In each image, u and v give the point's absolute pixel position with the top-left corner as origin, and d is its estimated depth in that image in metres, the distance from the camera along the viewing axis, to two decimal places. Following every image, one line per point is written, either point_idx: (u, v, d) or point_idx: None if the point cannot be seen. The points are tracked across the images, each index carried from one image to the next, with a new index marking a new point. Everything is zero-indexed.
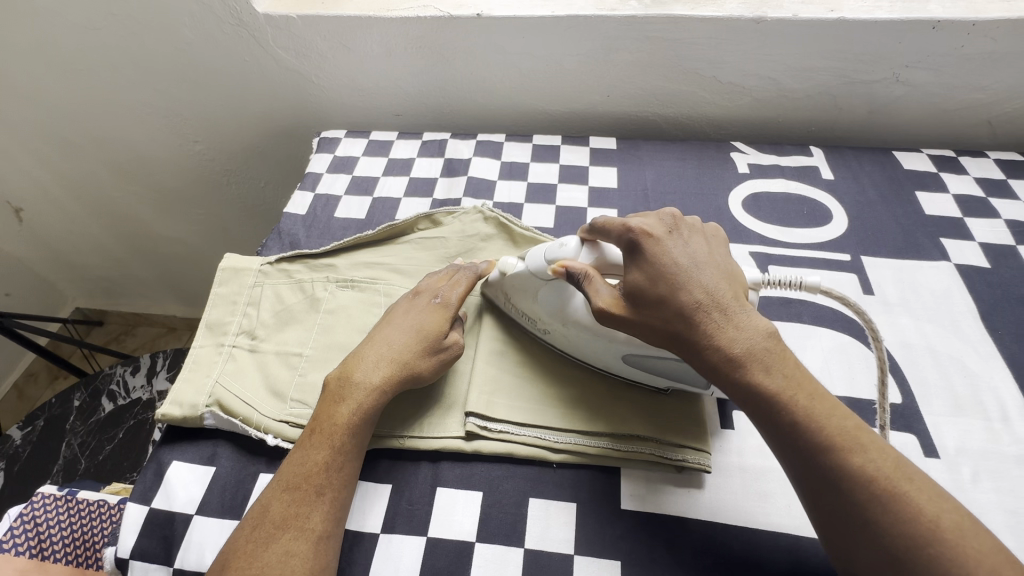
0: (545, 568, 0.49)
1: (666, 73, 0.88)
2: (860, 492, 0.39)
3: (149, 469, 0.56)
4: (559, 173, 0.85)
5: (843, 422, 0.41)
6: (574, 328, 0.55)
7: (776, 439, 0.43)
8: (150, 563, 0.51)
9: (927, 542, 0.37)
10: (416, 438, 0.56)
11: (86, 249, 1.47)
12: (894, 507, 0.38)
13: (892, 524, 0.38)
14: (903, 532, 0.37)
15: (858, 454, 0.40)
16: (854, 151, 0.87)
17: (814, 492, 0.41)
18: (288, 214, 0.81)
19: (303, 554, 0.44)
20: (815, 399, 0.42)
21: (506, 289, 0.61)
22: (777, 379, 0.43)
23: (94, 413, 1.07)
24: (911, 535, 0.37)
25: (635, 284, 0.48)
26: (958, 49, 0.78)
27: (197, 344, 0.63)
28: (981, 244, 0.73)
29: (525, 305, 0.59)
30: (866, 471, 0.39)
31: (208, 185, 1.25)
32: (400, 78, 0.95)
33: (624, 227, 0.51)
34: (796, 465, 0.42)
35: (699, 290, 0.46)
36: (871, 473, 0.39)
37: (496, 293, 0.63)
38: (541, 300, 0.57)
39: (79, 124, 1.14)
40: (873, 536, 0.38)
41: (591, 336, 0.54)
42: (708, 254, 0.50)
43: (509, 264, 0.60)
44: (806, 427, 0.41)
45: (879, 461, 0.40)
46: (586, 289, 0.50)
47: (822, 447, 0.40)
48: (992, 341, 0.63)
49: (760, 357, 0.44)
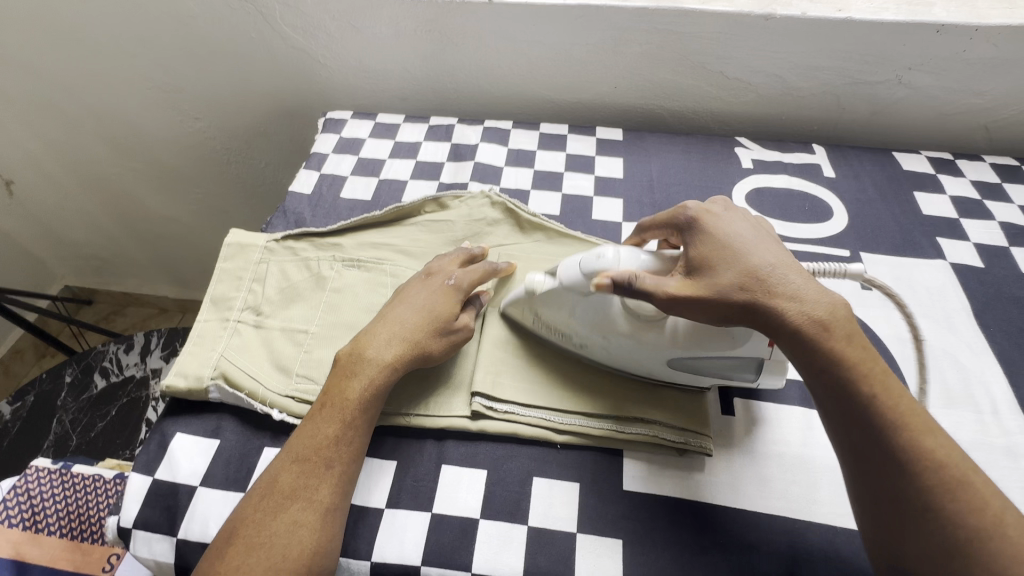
0: (549, 545, 0.50)
1: (675, 65, 0.88)
2: (929, 477, 0.39)
3: (153, 440, 0.56)
4: (566, 161, 0.86)
5: (913, 406, 0.42)
6: (616, 338, 0.54)
7: (844, 414, 0.43)
8: (154, 533, 0.51)
9: (988, 537, 0.37)
10: (422, 416, 0.56)
11: (78, 226, 1.45)
12: (959, 494, 0.39)
13: (955, 513, 0.38)
14: (965, 521, 0.38)
15: (930, 437, 0.41)
16: (856, 151, 0.88)
17: (877, 472, 0.41)
18: (294, 192, 0.80)
19: (311, 525, 0.45)
20: (889, 380, 0.43)
21: (532, 303, 0.58)
22: (853, 355, 0.43)
23: (86, 390, 1.06)
24: (974, 523, 0.38)
25: (699, 256, 0.48)
26: (960, 54, 0.80)
27: (202, 319, 0.63)
28: (976, 244, 0.75)
29: (556, 320, 0.57)
30: (933, 452, 0.40)
31: (208, 164, 1.24)
32: (409, 61, 0.95)
33: (682, 208, 0.54)
34: (862, 443, 0.42)
35: (774, 265, 0.47)
36: (940, 456, 0.40)
37: (520, 310, 0.60)
38: (577, 316, 0.55)
39: (76, 96, 1.12)
40: (930, 524, 0.39)
41: (631, 344, 0.54)
42: (772, 235, 0.51)
43: (537, 281, 0.56)
44: (881, 403, 0.42)
45: (947, 447, 0.41)
46: (645, 290, 0.47)
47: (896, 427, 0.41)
48: (984, 337, 0.65)
49: (840, 330, 0.44)
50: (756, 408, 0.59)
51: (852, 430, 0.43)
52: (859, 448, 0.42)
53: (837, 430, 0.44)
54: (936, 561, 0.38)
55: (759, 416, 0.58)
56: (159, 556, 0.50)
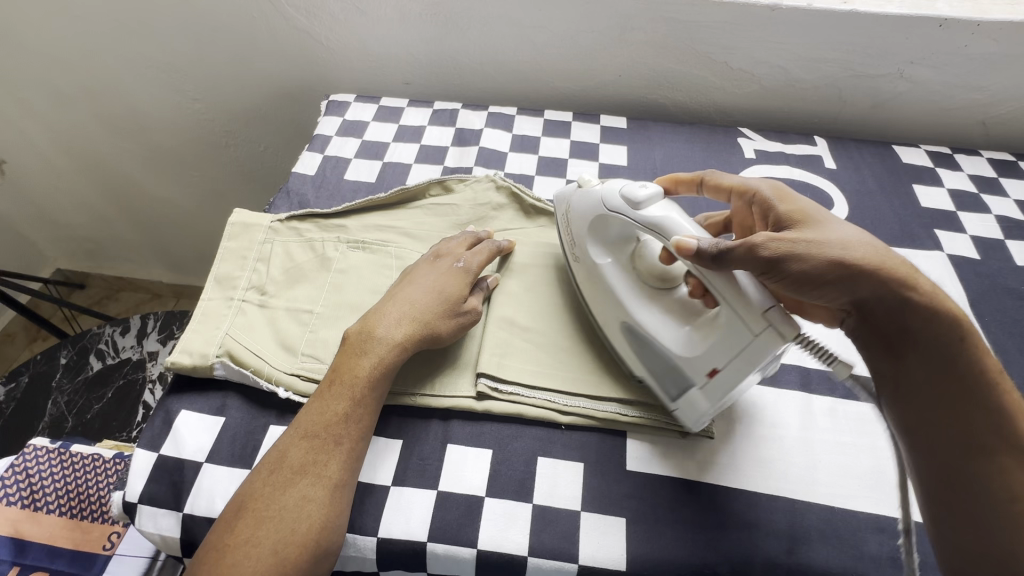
0: (553, 523, 0.51)
1: (679, 55, 0.89)
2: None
3: (158, 417, 0.56)
4: (571, 148, 0.86)
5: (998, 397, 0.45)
6: (615, 272, 0.57)
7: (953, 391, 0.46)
8: (159, 508, 0.51)
9: None
10: (428, 396, 0.57)
11: (71, 208, 1.42)
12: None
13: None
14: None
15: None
16: (857, 143, 0.89)
17: (980, 460, 0.45)
18: (297, 173, 0.80)
19: (320, 500, 0.45)
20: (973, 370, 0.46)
21: (570, 205, 0.62)
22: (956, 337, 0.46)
23: (82, 371, 1.05)
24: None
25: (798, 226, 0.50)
26: (961, 49, 0.81)
27: (206, 297, 0.63)
28: (972, 237, 0.76)
29: (575, 228, 0.61)
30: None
31: (206, 146, 1.23)
32: (413, 44, 0.94)
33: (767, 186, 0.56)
34: (972, 429, 0.45)
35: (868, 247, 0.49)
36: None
37: (559, 205, 0.64)
38: (599, 237, 0.59)
39: (71, 73, 1.10)
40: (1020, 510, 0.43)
41: (620, 286, 0.56)
42: None
43: (589, 180, 0.60)
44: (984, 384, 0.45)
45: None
46: (739, 251, 0.46)
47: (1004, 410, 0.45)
48: (980, 327, 0.66)
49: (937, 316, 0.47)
50: (758, 392, 0.60)
51: (953, 418, 0.46)
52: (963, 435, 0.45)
53: (933, 418, 0.46)
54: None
55: (760, 400, 0.59)
56: (164, 531, 0.51)
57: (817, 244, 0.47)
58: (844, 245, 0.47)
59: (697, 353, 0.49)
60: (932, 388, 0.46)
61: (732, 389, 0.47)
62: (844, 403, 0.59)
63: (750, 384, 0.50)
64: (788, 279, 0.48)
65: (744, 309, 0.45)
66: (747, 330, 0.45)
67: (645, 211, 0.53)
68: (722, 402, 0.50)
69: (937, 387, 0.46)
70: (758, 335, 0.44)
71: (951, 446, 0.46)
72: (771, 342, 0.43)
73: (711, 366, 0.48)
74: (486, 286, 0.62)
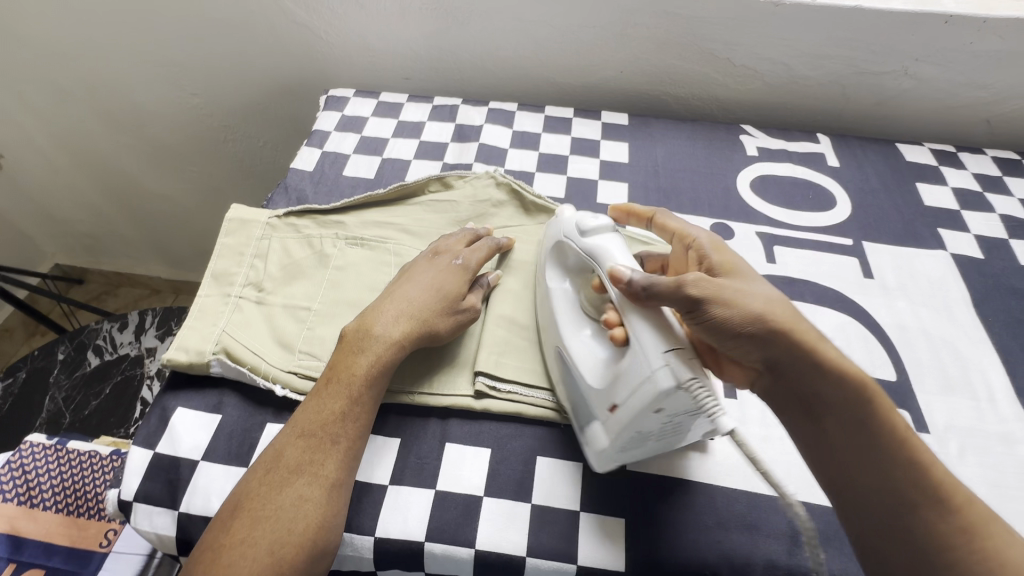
0: (552, 523, 0.50)
1: (681, 51, 0.88)
2: (959, 520, 0.42)
3: (154, 414, 0.56)
4: (571, 145, 0.85)
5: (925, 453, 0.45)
6: (563, 295, 0.57)
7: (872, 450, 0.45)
8: (155, 507, 0.51)
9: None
10: (427, 394, 0.56)
11: (69, 203, 1.41)
12: (994, 533, 0.42)
13: (994, 550, 0.41)
14: (1008, 559, 0.41)
15: (955, 483, 0.44)
16: (860, 141, 0.88)
17: (908, 525, 0.43)
18: (296, 169, 0.79)
19: (317, 499, 0.45)
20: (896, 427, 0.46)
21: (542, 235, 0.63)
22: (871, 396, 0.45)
23: (79, 367, 1.05)
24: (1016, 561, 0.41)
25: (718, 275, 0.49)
26: (966, 46, 0.80)
27: (203, 293, 0.62)
28: (976, 236, 0.75)
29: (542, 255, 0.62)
30: (960, 499, 0.43)
31: (204, 141, 1.22)
32: (413, 39, 0.93)
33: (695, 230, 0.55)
34: (889, 488, 0.44)
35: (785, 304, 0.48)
36: (965, 498, 0.44)
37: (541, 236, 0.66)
38: (558, 263, 0.59)
39: (68, 67, 1.09)
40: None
41: (560, 309, 0.56)
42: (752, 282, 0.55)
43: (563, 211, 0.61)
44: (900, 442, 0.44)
45: (967, 489, 0.44)
46: (659, 287, 0.45)
47: (921, 472, 0.44)
48: (983, 327, 0.66)
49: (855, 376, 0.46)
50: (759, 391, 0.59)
51: (879, 482, 0.44)
52: (886, 503, 0.44)
53: (856, 484, 0.45)
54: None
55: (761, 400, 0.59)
56: (160, 529, 0.50)
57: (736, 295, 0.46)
58: (763, 304, 0.46)
59: (604, 385, 0.48)
60: (848, 453, 0.45)
61: (629, 430, 0.45)
62: None
63: (657, 432, 0.47)
64: (707, 325, 0.46)
65: (647, 345, 0.44)
66: (645, 366, 0.43)
67: (589, 239, 0.54)
68: (624, 444, 0.47)
69: (855, 446, 0.45)
70: (652, 373, 0.42)
71: (871, 515, 0.44)
72: (664, 384, 0.41)
73: (613, 400, 0.46)
74: (486, 284, 0.62)
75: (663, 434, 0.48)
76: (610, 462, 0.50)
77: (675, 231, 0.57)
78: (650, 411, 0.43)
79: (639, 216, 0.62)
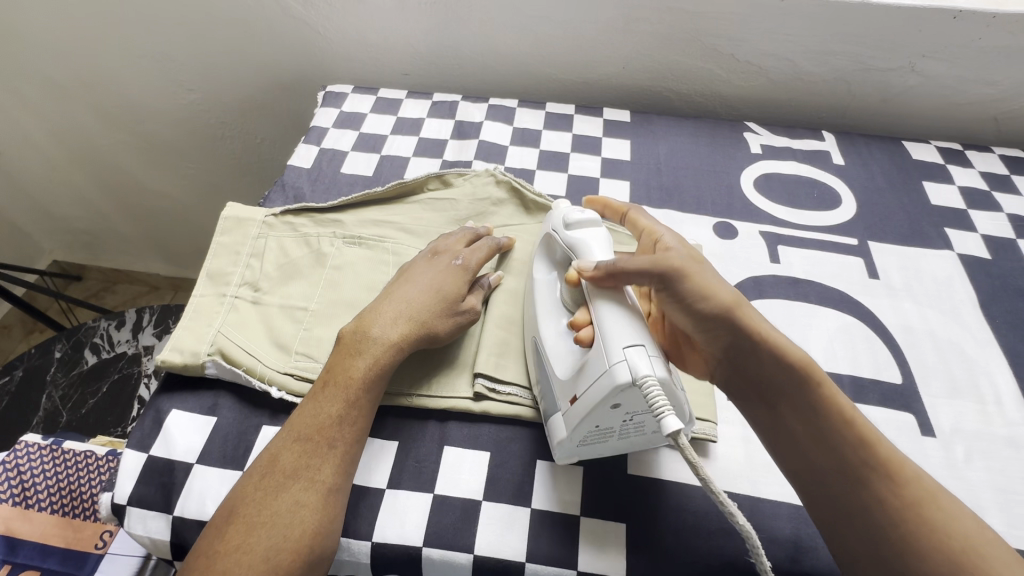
0: (552, 528, 0.49)
1: (685, 47, 0.86)
2: (907, 493, 0.43)
3: (148, 416, 0.55)
4: (572, 142, 0.84)
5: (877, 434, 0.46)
6: (547, 286, 0.57)
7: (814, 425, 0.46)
8: (149, 510, 0.50)
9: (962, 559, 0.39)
10: (425, 396, 0.55)
11: (66, 200, 1.40)
12: (944, 507, 0.42)
13: (943, 523, 0.41)
14: (954, 531, 0.41)
15: (903, 459, 0.45)
16: (865, 138, 0.87)
17: (856, 499, 0.44)
18: (293, 166, 0.78)
19: (313, 505, 0.44)
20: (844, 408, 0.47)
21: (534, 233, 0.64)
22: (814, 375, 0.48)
23: (76, 366, 1.04)
24: (965, 533, 0.41)
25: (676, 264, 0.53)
26: (975, 41, 0.78)
27: (198, 293, 0.61)
28: (983, 235, 0.74)
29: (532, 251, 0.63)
30: (908, 474, 0.43)
31: (202, 138, 1.21)
32: (412, 35, 0.92)
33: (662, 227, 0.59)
34: (838, 462, 0.45)
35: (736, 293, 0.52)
36: (913, 474, 0.44)
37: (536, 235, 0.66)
38: (546, 255, 0.59)
39: (64, 63, 1.08)
40: (928, 549, 0.40)
41: (541, 299, 0.56)
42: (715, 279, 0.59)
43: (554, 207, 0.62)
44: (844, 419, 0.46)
45: (916, 466, 0.44)
46: (627, 266, 0.48)
47: (865, 447, 0.45)
48: (990, 329, 0.65)
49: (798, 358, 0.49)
50: None
51: (827, 459, 0.45)
52: (836, 479, 0.45)
53: (806, 463, 0.46)
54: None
55: None
56: (154, 533, 0.49)
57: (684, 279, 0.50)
58: (721, 290, 0.50)
59: (567, 377, 0.48)
60: (799, 434, 0.47)
61: (586, 423, 0.46)
62: None
63: (617, 429, 0.47)
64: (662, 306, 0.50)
65: (610, 339, 0.45)
66: (606, 359, 0.44)
67: (572, 231, 0.55)
68: (583, 437, 0.48)
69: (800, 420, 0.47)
70: (611, 366, 0.44)
71: (821, 492, 0.45)
72: (619, 376, 0.43)
73: (573, 392, 0.47)
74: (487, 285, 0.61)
75: (625, 432, 0.48)
76: (571, 456, 0.50)
77: (646, 229, 0.57)
78: (607, 404, 0.44)
79: (613, 210, 0.62)
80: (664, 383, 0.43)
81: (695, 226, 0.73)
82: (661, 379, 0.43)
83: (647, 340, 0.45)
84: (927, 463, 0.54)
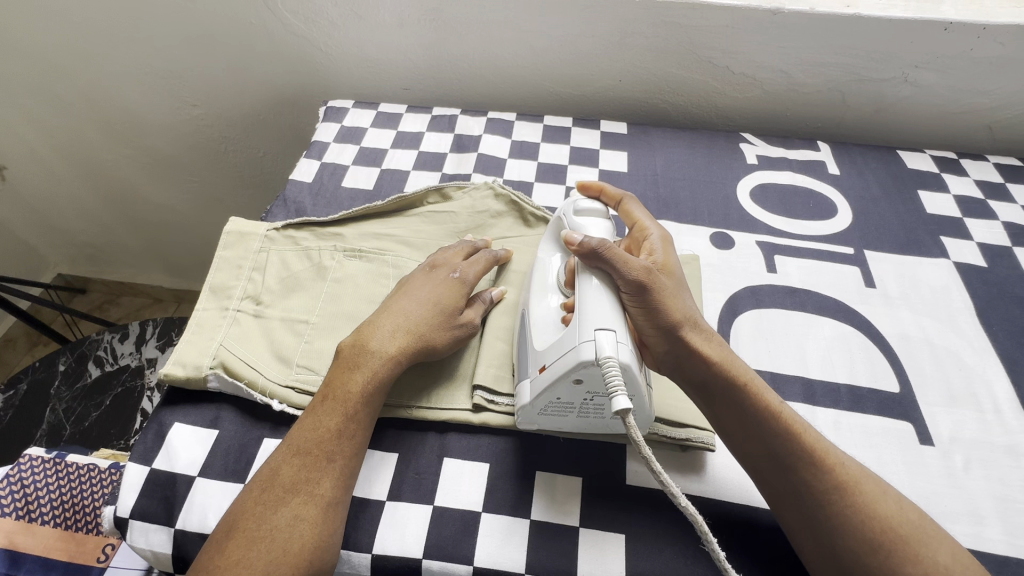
0: (551, 539, 0.50)
1: (679, 61, 0.88)
2: (832, 477, 0.45)
3: (150, 429, 0.55)
4: (570, 154, 0.85)
5: (809, 432, 0.48)
6: (544, 268, 0.57)
7: (752, 425, 0.48)
8: (151, 523, 0.50)
9: (884, 547, 0.42)
10: (425, 409, 0.56)
11: (71, 213, 1.42)
12: (868, 491, 0.45)
13: (866, 505, 0.44)
14: (876, 512, 0.44)
15: (829, 446, 0.47)
16: (860, 148, 0.88)
17: (787, 483, 0.46)
18: (294, 180, 0.79)
19: (312, 520, 0.44)
20: (782, 409, 0.48)
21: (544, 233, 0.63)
22: (753, 383, 0.49)
23: (80, 379, 1.04)
24: (887, 515, 0.44)
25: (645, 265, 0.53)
26: (966, 52, 0.80)
27: (201, 307, 0.62)
28: (979, 244, 0.75)
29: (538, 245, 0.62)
30: (834, 461, 0.46)
31: (205, 151, 1.22)
32: (410, 51, 0.94)
33: (643, 230, 0.59)
34: (776, 456, 0.47)
35: (689, 301, 0.53)
36: (838, 460, 0.46)
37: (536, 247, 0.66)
38: (553, 236, 0.60)
39: (70, 79, 1.10)
40: (859, 533, 0.43)
41: (537, 277, 0.57)
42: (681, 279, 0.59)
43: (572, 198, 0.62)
44: (777, 418, 0.48)
45: (840, 453, 0.47)
46: (607, 256, 0.49)
47: (794, 437, 0.47)
48: (987, 337, 0.65)
49: (735, 364, 0.50)
50: None
51: (760, 446, 0.48)
52: (769, 464, 0.47)
53: (746, 453, 0.49)
54: (867, 558, 0.42)
55: None
56: (155, 546, 0.50)
57: (650, 283, 0.49)
58: (673, 295, 0.50)
59: (543, 347, 0.51)
60: (738, 430, 0.49)
61: (547, 393, 0.48)
62: (848, 415, 0.58)
63: (577, 406, 0.50)
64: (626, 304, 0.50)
65: (586, 319, 0.47)
66: (577, 336, 0.46)
67: (580, 216, 0.56)
68: (545, 406, 0.50)
69: (741, 420, 0.48)
70: (579, 343, 0.46)
71: (757, 475, 0.48)
72: (589, 355, 0.44)
73: (544, 362, 0.49)
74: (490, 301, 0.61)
75: (584, 410, 0.50)
76: (533, 422, 0.53)
77: (637, 222, 0.60)
78: (569, 377, 0.46)
79: (608, 197, 0.63)
80: (626, 369, 0.45)
81: (692, 237, 0.74)
82: (624, 365, 0.45)
83: (620, 325, 0.46)
84: (926, 472, 0.54)
